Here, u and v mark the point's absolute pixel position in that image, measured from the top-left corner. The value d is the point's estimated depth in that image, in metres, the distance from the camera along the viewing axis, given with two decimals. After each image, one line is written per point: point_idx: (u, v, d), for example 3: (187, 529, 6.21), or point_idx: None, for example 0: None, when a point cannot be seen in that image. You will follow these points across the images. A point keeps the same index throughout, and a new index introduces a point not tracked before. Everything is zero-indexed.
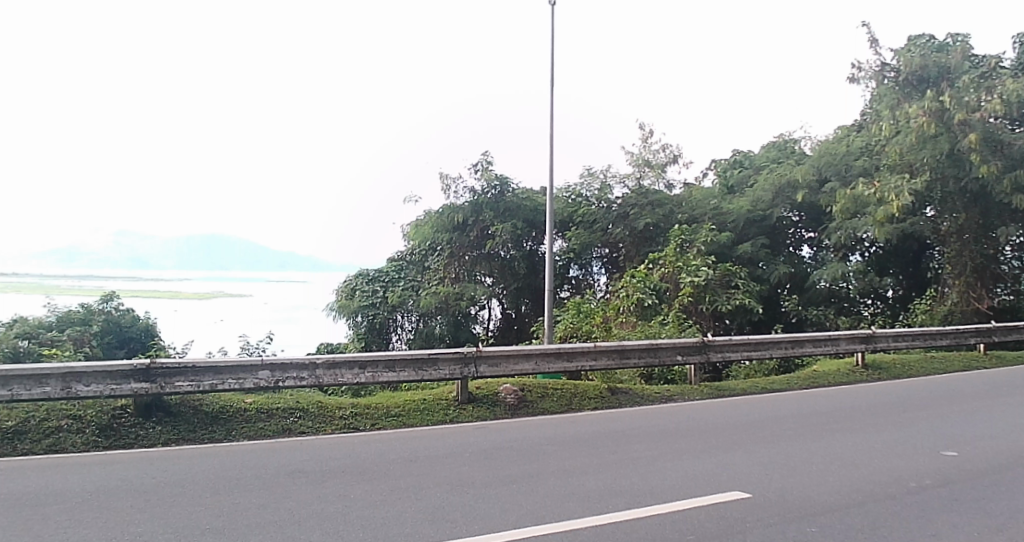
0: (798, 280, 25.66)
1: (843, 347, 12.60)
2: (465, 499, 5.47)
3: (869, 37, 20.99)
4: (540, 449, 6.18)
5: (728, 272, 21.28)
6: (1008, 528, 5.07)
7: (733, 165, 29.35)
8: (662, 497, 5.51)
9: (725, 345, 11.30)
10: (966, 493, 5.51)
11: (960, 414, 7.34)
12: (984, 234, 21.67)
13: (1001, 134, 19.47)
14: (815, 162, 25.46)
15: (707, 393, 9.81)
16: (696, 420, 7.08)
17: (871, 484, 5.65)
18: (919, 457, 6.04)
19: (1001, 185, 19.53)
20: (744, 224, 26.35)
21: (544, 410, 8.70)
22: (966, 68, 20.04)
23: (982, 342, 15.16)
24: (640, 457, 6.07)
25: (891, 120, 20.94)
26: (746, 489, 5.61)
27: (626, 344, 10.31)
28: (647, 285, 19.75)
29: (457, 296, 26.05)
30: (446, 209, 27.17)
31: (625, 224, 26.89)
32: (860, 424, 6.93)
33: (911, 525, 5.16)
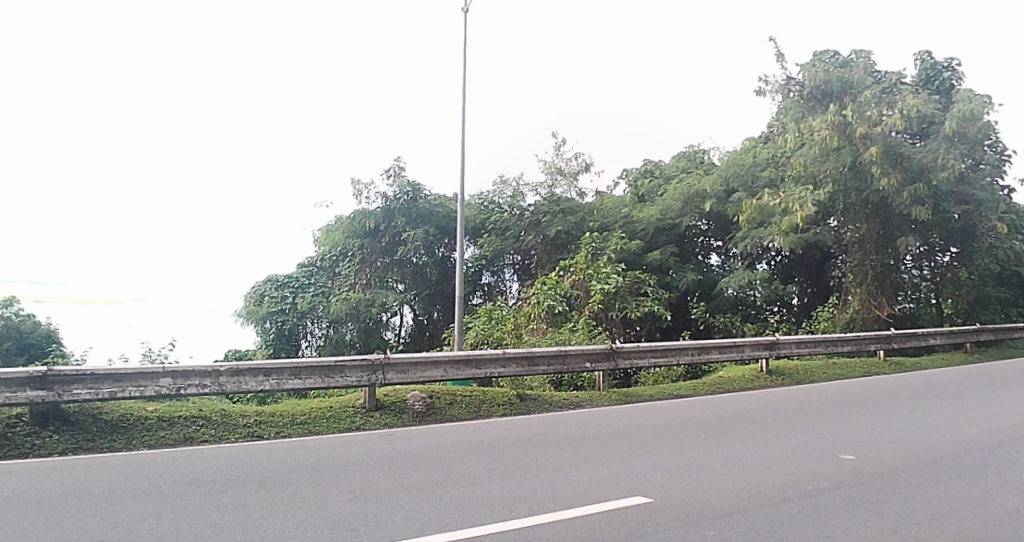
0: (706, 288, 26.07)
1: (747, 354, 12.87)
2: (367, 507, 5.45)
3: (775, 50, 21.22)
4: (443, 453, 6.12)
5: (637, 280, 21.59)
6: (896, 532, 5.29)
7: (644, 174, 29.64)
8: (565, 503, 5.56)
9: (633, 352, 11.45)
10: (860, 495, 5.68)
11: (861, 417, 7.43)
12: (885, 244, 22.08)
13: (901, 147, 19.99)
14: (723, 172, 25.58)
15: (616, 399, 9.92)
16: (601, 423, 7.06)
17: (772, 487, 5.75)
18: (818, 457, 6.14)
19: (901, 197, 20.11)
20: (655, 232, 26.39)
21: (451, 418, 8.69)
22: (868, 83, 20.41)
23: (883, 348, 15.63)
24: (546, 461, 6.02)
25: (797, 132, 21.19)
26: (649, 493, 5.67)
27: (535, 351, 10.41)
28: (558, 292, 19.73)
29: (367, 303, 25.76)
30: (358, 214, 27.09)
31: (536, 231, 27.14)
32: (763, 426, 7.00)
33: (805, 527, 5.35)
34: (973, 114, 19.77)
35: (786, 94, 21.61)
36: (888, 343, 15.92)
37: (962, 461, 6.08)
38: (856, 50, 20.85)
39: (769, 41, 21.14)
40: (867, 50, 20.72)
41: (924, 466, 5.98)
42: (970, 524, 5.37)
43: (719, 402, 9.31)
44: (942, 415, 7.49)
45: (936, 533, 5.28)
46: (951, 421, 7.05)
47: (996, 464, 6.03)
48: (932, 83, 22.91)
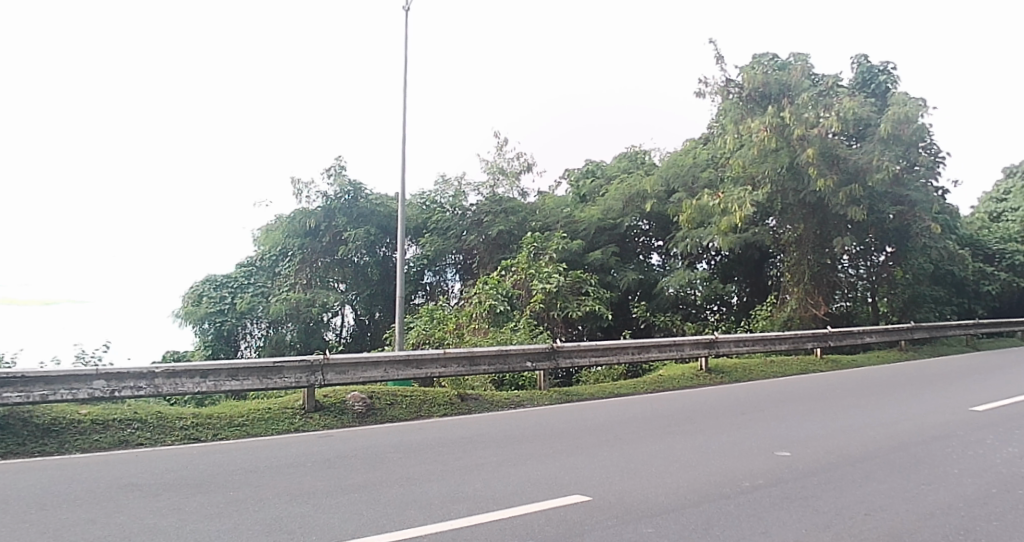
0: (646, 287, 26.19)
1: (687, 352, 13.06)
2: (305, 509, 5.43)
3: (714, 52, 21.40)
4: (382, 454, 6.11)
5: (579, 280, 21.76)
6: (830, 529, 5.37)
7: (585, 175, 29.86)
8: (504, 502, 5.57)
9: (574, 352, 11.61)
10: (795, 491, 5.76)
11: (796, 414, 7.53)
12: (821, 245, 22.47)
13: (838, 149, 20.24)
14: (663, 173, 25.94)
15: (558, 398, 10.01)
16: (541, 422, 7.09)
17: (708, 484, 5.80)
18: (754, 454, 6.21)
19: (837, 198, 20.20)
20: (595, 231, 26.76)
21: (391, 418, 8.71)
22: (806, 86, 20.62)
23: (819, 347, 15.88)
24: (485, 461, 6.02)
25: (735, 133, 21.46)
26: (587, 492, 5.71)
27: (475, 351, 10.53)
28: (500, 292, 19.67)
29: (308, 303, 25.59)
30: (299, 214, 26.98)
31: (478, 231, 26.90)
32: (701, 424, 7.07)
33: (741, 525, 5.41)
34: (908, 117, 19.82)
35: (726, 96, 21.73)
36: (825, 341, 16.13)
37: (894, 457, 6.21)
38: (793, 53, 21.13)
39: (708, 43, 21.32)
40: (805, 52, 20.97)
41: (857, 462, 6.08)
42: (900, 519, 5.48)
43: (665, 400, 9.38)
44: (877, 411, 7.64)
45: (868, 529, 5.37)
46: (883, 418, 7.21)
47: (925, 460, 6.17)
48: (869, 86, 23.17)
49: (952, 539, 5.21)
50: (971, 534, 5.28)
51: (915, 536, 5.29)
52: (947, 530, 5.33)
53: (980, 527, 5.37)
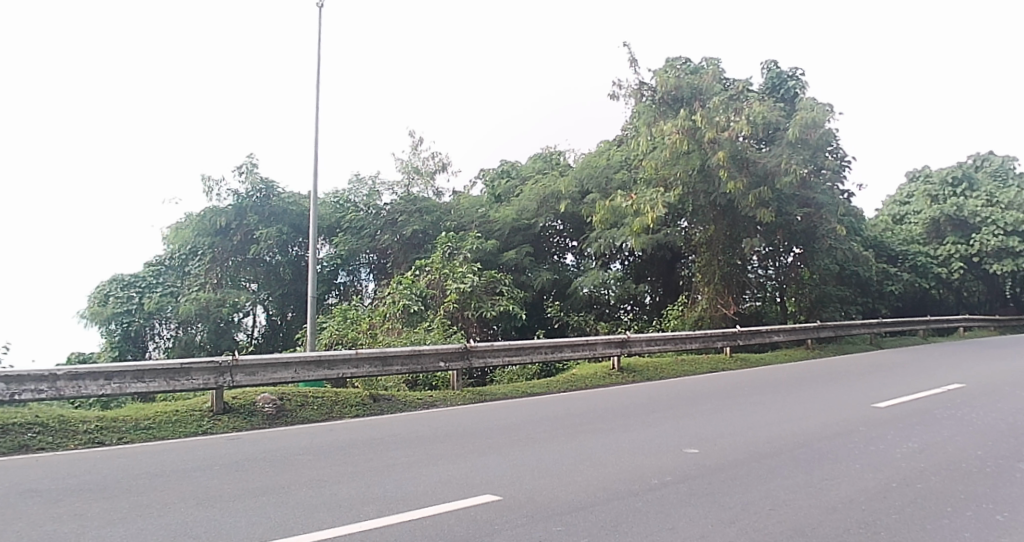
0: (560, 287, 26.31)
1: (599, 351, 13.30)
2: (211, 513, 5.38)
3: (628, 55, 21.39)
4: (291, 456, 6.10)
5: (493, 280, 21.74)
6: (736, 523, 5.49)
7: (501, 175, 30.00)
8: (415, 503, 5.59)
9: (487, 351, 11.72)
10: (703, 487, 5.86)
11: (704, 411, 7.69)
12: (732, 244, 22.62)
13: (747, 152, 20.35)
14: (578, 173, 25.93)
15: (471, 397, 10.09)
16: (453, 422, 7.15)
17: (618, 481, 5.88)
18: (664, 452, 6.32)
19: (747, 200, 20.11)
20: (509, 232, 26.84)
21: (302, 420, 8.70)
22: (716, 90, 20.87)
23: (728, 345, 16.27)
24: (396, 462, 6.03)
25: (648, 136, 21.14)
26: (497, 491, 5.75)
27: (388, 351, 10.61)
28: (414, 292, 19.72)
29: (218, 303, 25.59)
30: (209, 212, 26.77)
31: (392, 230, 26.64)
32: (613, 422, 7.17)
33: (650, 521, 5.47)
34: (815, 122, 20.11)
35: (639, 99, 21.70)
36: (734, 340, 16.52)
37: (799, 452, 6.39)
38: (705, 58, 21.30)
39: (623, 46, 21.38)
40: (716, 57, 21.16)
41: (764, 458, 6.24)
42: (805, 512, 5.63)
43: (586, 398, 9.49)
44: (787, 408, 7.88)
45: (772, 523, 5.50)
46: (790, 414, 7.45)
47: (829, 455, 6.39)
48: (778, 91, 23.63)
49: (852, 531, 5.38)
50: (869, 527, 5.47)
51: (817, 529, 5.43)
52: (848, 523, 5.51)
53: (879, 519, 5.56)
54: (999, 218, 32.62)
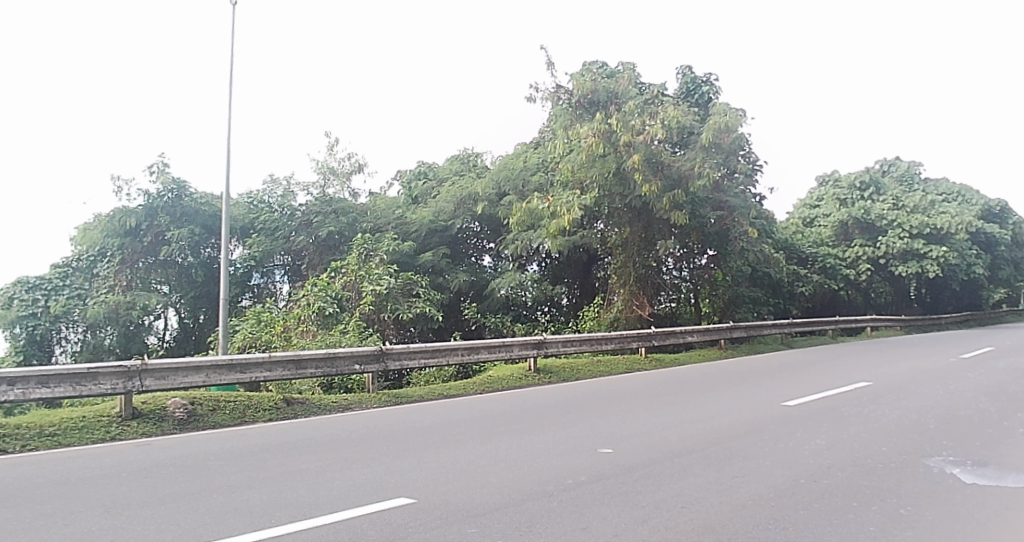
0: (478, 288, 25.97)
1: (516, 353, 13.41)
2: (118, 521, 5.29)
3: (546, 59, 21.15)
4: (204, 464, 6.06)
5: (409, 281, 21.71)
6: (649, 522, 5.51)
7: (417, 176, 29.71)
8: (327, 508, 5.55)
9: (402, 354, 11.69)
10: (616, 486, 5.91)
11: (616, 413, 7.83)
12: (646, 246, 22.74)
13: (661, 156, 19.94)
14: (495, 175, 25.94)
15: (387, 399, 10.05)
16: (370, 426, 7.15)
17: (533, 483, 5.90)
18: (580, 456, 6.38)
19: (661, 203, 20.00)
20: (426, 233, 26.55)
21: (214, 425, 8.62)
22: (632, 94, 20.76)
23: (643, 346, 16.55)
24: (309, 467, 6.02)
25: (564, 138, 21.12)
26: (412, 495, 5.74)
27: (302, 354, 10.44)
28: (330, 294, 19.29)
29: (127, 306, 25.05)
30: (118, 212, 26.19)
31: (307, 231, 26.24)
32: (528, 425, 7.25)
33: (563, 521, 5.47)
34: (729, 127, 19.77)
35: (555, 102, 21.65)
36: (650, 341, 16.83)
37: (711, 451, 6.52)
38: (621, 62, 21.52)
39: (540, 49, 21.17)
40: (631, 62, 21.27)
41: (677, 457, 6.35)
42: (716, 510, 5.70)
43: (512, 399, 9.54)
44: (705, 410, 8.05)
45: (685, 520, 5.54)
46: (704, 417, 7.63)
47: (740, 454, 6.54)
48: (693, 96, 24.30)
49: (761, 527, 5.46)
50: (778, 522, 5.56)
51: (727, 525, 5.51)
52: (758, 519, 5.58)
53: (788, 514, 5.64)
54: (904, 222, 33.60)
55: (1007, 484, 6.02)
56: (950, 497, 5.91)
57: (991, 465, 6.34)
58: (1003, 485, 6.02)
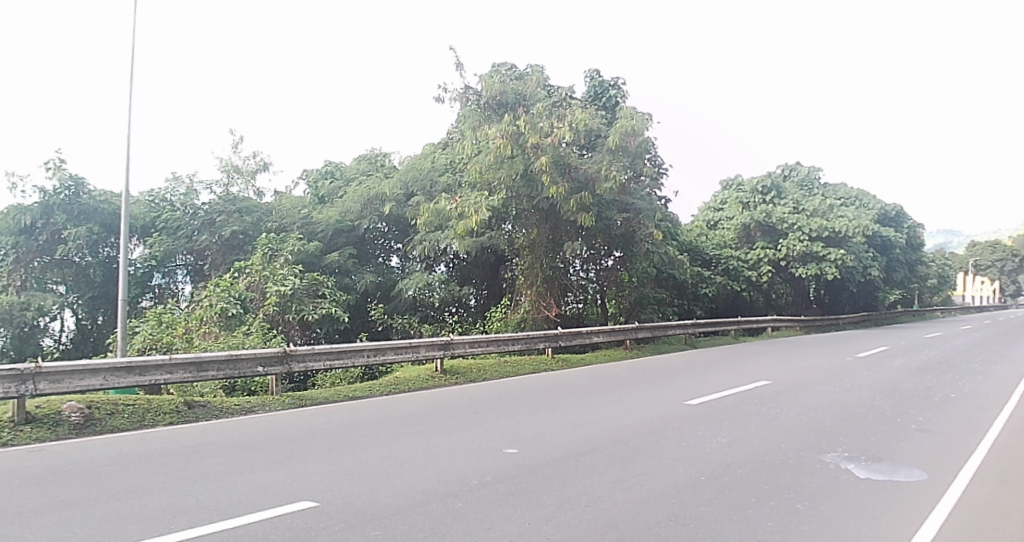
0: (385, 289, 25.71)
1: (423, 354, 13.52)
2: (4, 529, 5.08)
3: (453, 59, 20.86)
4: (102, 472, 5.98)
5: (314, 282, 21.36)
6: (552, 520, 5.46)
7: (324, 176, 28.65)
8: (226, 513, 5.42)
9: (307, 355, 11.66)
10: (520, 486, 5.94)
11: (514, 416, 8.03)
12: (553, 248, 22.30)
13: (569, 158, 20.07)
14: (403, 176, 25.76)
15: (291, 401, 9.98)
16: (278, 431, 7.19)
17: (438, 486, 5.87)
18: (487, 456, 6.47)
19: (568, 205, 20.03)
20: (333, 233, 25.83)
21: (112, 428, 8.40)
22: (540, 96, 20.99)
23: (549, 347, 16.67)
24: (210, 472, 5.99)
25: (473, 139, 20.81)
26: (316, 497, 5.67)
27: (204, 356, 10.25)
28: (233, 294, 19.00)
29: (21, 307, 23.80)
30: (11, 210, 24.97)
31: (210, 231, 25.30)
32: (430, 428, 7.37)
33: (469, 522, 5.37)
34: (635, 130, 20.26)
35: (465, 103, 21.24)
36: (556, 342, 17.02)
37: (613, 452, 6.67)
38: (529, 64, 21.43)
39: (448, 48, 20.74)
40: (539, 65, 21.28)
41: (581, 457, 6.47)
42: (619, 508, 5.71)
43: (428, 400, 9.63)
44: (609, 412, 8.29)
45: (588, 518, 5.50)
46: (602, 420, 7.86)
47: (643, 452, 6.73)
48: (600, 99, 24.71)
49: (662, 524, 5.46)
50: (680, 520, 5.57)
51: (631, 522, 5.50)
52: (660, 517, 5.57)
53: (690, 512, 5.68)
54: (805, 224, 34.11)
55: (898, 478, 6.31)
56: (845, 489, 6.11)
57: (885, 460, 6.65)
58: (894, 479, 6.31)
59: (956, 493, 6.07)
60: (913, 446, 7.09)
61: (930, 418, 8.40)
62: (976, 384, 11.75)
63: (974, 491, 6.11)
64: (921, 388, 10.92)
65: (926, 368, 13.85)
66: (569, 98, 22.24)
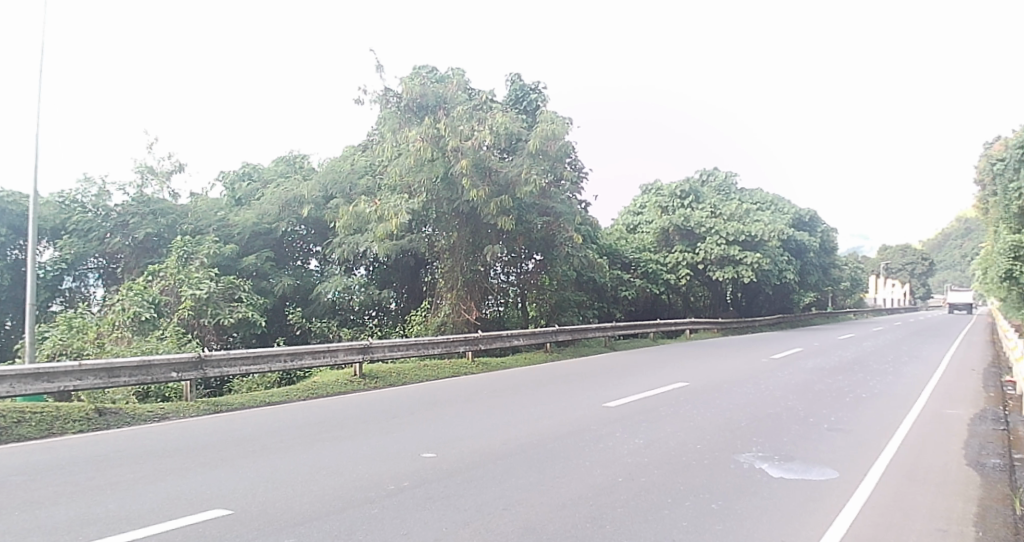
0: (303, 292, 25.26)
1: (341, 358, 13.50)
2: None
3: (373, 61, 20.59)
4: (6, 485, 5.83)
5: (230, 285, 20.89)
6: (468, 524, 5.39)
7: (240, 177, 27.75)
8: (134, 522, 5.29)
9: (223, 360, 11.52)
10: (437, 491, 5.96)
11: (428, 423, 8.23)
12: (473, 251, 22.41)
13: (489, 161, 20.16)
14: (320, 178, 25.09)
15: (206, 408, 9.87)
16: (193, 442, 7.17)
17: (355, 493, 5.85)
18: (404, 462, 6.56)
19: (488, 208, 20.24)
20: (250, 235, 25.21)
21: (19, 437, 7.94)
22: (461, 100, 20.81)
23: (470, 349, 16.96)
24: (119, 481, 5.95)
25: (393, 142, 20.83)
26: (228, 506, 5.59)
27: (115, 362, 10.06)
28: (147, 297, 18.75)
29: None
30: None
31: (122, 233, 24.58)
32: (347, 435, 7.53)
33: (386, 526, 5.30)
34: (555, 134, 20.46)
35: (385, 105, 21.31)
36: (476, 344, 17.21)
37: (529, 456, 6.85)
38: (450, 67, 21.40)
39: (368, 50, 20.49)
40: (460, 67, 21.15)
41: (498, 462, 6.64)
42: (536, 511, 5.69)
43: (354, 408, 9.66)
44: (526, 418, 8.55)
45: (505, 521, 5.47)
46: (516, 425, 8.08)
47: (559, 455, 6.95)
48: (521, 103, 24.79)
49: (580, 526, 5.42)
50: (597, 521, 5.56)
51: (549, 524, 5.47)
52: (576, 518, 5.57)
53: (606, 512, 5.71)
54: (721, 229, 34.20)
55: (810, 477, 6.54)
56: (757, 487, 6.28)
57: (797, 460, 6.93)
58: (806, 477, 6.53)
59: (864, 491, 6.25)
60: (824, 446, 7.31)
61: (844, 419, 8.70)
62: (883, 384, 12.33)
63: (882, 489, 6.31)
64: (830, 389, 11.35)
65: (840, 368, 14.39)
66: (489, 101, 22.23)
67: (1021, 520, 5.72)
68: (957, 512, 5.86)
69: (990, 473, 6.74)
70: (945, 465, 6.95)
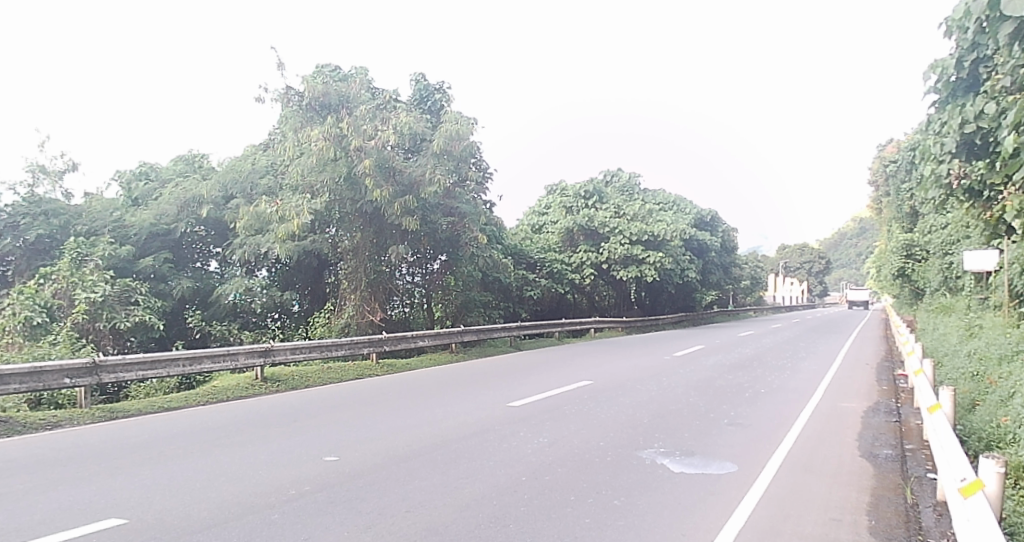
0: (202, 295, 24.53)
1: (242, 362, 13.38)
2: None
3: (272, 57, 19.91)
4: None
5: (127, 288, 20.65)
6: (370, 527, 5.38)
7: (137, 176, 25.76)
8: (23, 534, 5.12)
9: (119, 366, 11.28)
10: (336, 495, 5.97)
11: (329, 427, 8.28)
12: (377, 252, 22.37)
13: (393, 161, 20.13)
14: (220, 178, 24.49)
15: (102, 415, 9.67)
16: (89, 453, 7.04)
17: (255, 499, 5.82)
18: (307, 467, 6.58)
19: (392, 208, 20.15)
20: (147, 236, 23.80)
21: None
22: (364, 99, 20.75)
23: (374, 351, 16.97)
24: (11, 493, 5.80)
25: (294, 141, 20.37)
26: (124, 516, 5.47)
27: (5, 369, 9.73)
28: (38, 301, 18.19)
29: None
30: None
31: (12, 234, 21.81)
32: (249, 441, 7.55)
33: (286, 531, 5.26)
34: (459, 134, 20.85)
35: (286, 103, 20.78)
36: (381, 346, 17.28)
37: (433, 457, 6.92)
38: (353, 66, 21.24)
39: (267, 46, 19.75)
40: (363, 66, 21.01)
41: (402, 464, 6.72)
42: (439, 511, 5.72)
43: (266, 411, 9.62)
44: (428, 420, 8.67)
45: (408, 523, 5.45)
46: (418, 427, 8.17)
47: (463, 455, 7.05)
48: (425, 103, 24.69)
49: (483, 525, 5.46)
50: (500, 520, 5.60)
51: (451, 524, 5.49)
52: (480, 518, 5.60)
53: (509, 512, 5.76)
54: (625, 229, 35.02)
55: (710, 471, 6.73)
56: (660, 483, 6.44)
57: (698, 455, 7.13)
58: (707, 471, 6.73)
59: (762, 484, 6.45)
60: (722, 443, 7.55)
61: (743, 414, 9.04)
62: (783, 378, 12.86)
63: (780, 481, 6.52)
64: (728, 385, 11.76)
65: (741, 364, 14.95)
66: (392, 102, 22.19)
67: (912, 508, 5.97)
68: (851, 501, 6.10)
69: (882, 464, 7.05)
70: (842, 457, 7.22)
